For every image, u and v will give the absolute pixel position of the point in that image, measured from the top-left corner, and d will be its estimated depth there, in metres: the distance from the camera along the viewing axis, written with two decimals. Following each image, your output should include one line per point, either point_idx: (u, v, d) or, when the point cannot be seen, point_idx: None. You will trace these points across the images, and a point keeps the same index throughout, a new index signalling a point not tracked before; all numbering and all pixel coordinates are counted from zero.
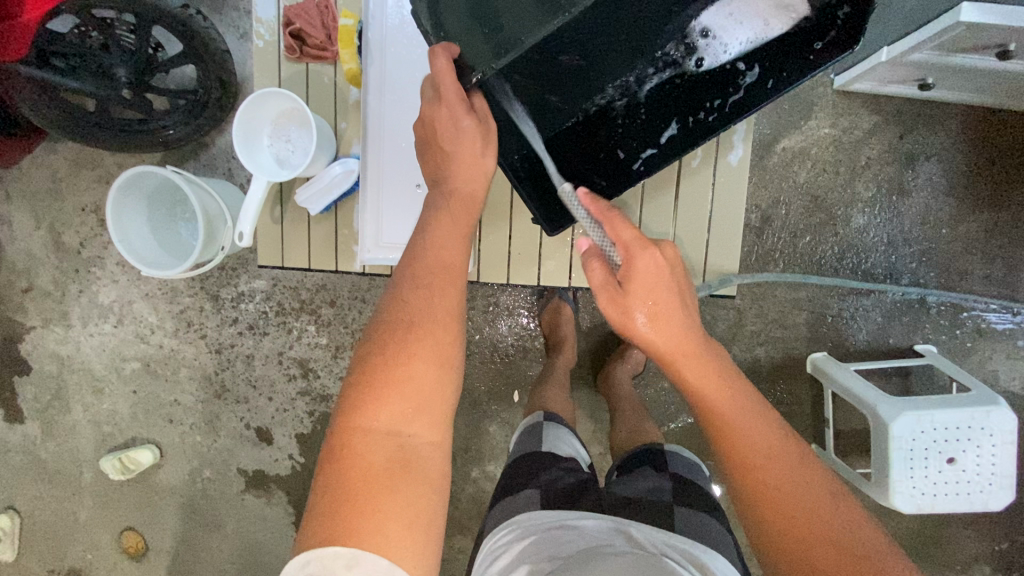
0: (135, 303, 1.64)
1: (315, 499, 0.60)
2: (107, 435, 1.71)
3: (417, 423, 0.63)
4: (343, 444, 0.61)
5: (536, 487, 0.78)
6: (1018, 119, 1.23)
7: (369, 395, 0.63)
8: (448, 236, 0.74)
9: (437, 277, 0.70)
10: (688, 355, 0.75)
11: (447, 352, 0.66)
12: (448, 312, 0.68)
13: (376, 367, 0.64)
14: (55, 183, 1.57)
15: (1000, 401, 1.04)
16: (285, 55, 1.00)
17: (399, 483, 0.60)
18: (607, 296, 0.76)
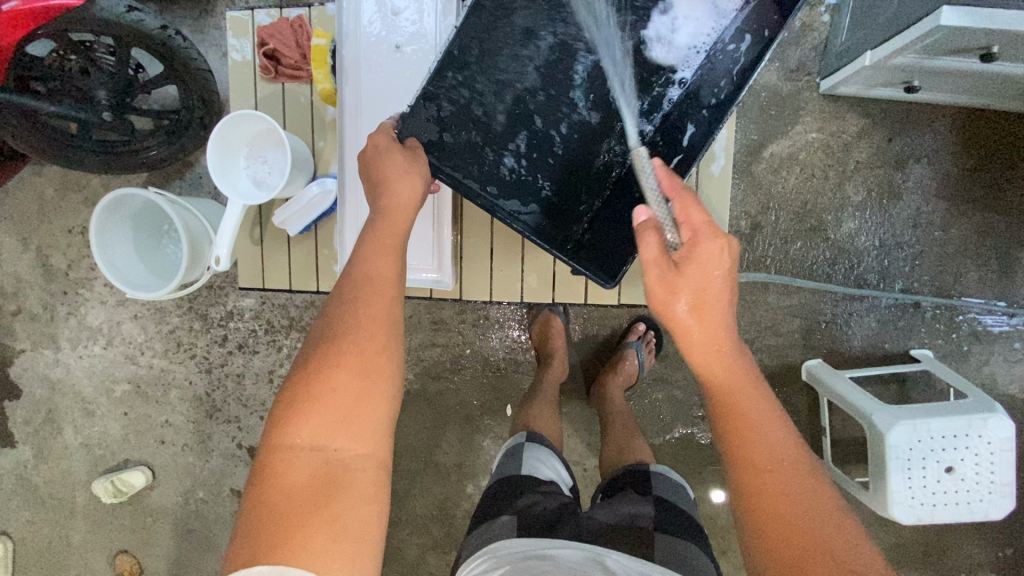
0: (124, 324, 1.63)
1: (245, 517, 0.61)
2: (99, 458, 1.70)
3: (343, 437, 0.63)
4: (269, 464, 0.63)
5: (515, 513, 0.76)
6: (1008, 118, 1.21)
7: (292, 413, 0.64)
8: (379, 244, 0.72)
9: (365, 287, 0.69)
10: (718, 353, 0.69)
11: (376, 364, 0.66)
12: (376, 323, 0.68)
13: (301, 384, 0.65)
14: (41, 206, 1.57)
15: (998, 408, 1.02)
16: (261, 75, 0.99)
17: (328, 498, 0.61)
18: (658, 273, 0.68)
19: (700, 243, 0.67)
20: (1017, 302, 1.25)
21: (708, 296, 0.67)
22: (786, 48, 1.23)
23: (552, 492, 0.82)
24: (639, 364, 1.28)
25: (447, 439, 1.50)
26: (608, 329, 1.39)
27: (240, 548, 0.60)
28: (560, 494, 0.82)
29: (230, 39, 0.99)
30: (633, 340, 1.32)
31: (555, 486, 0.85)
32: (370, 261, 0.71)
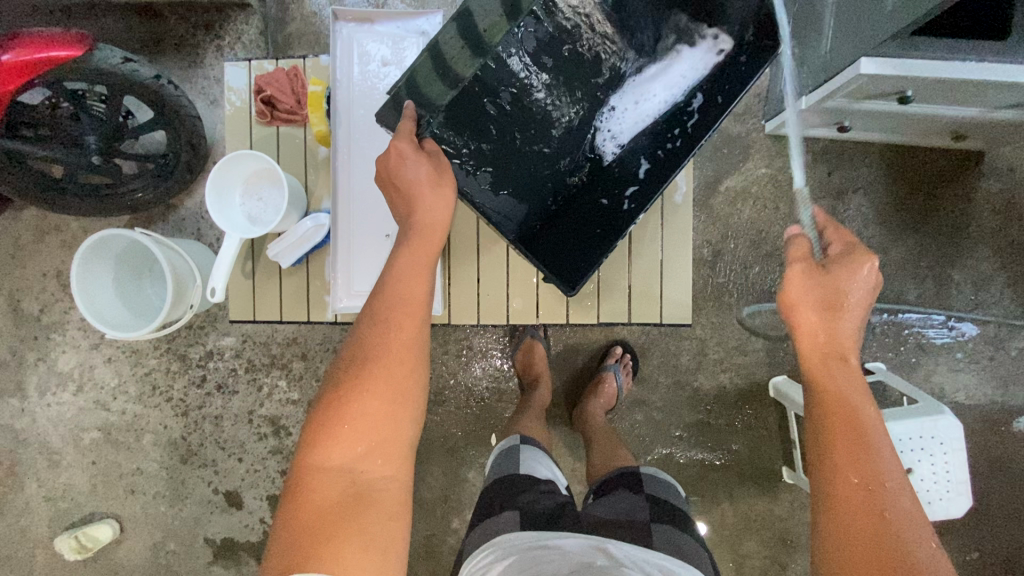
0: (96, 368, 1.60)
1: (279, 532, 0.65)
2: (63, 512, 1.61)
3: (371, 456, 0.68)
4: (302, 482, 0.67)
5: (516, 509, 0.79)
6: (928, 154, 1.37)
7: (324, 432, 0.68)
8: (404, 270, 0.76)
9: (398, 310, 0.73)
10: (838, 362, 0.72)
11: (408, 384, 0.71)
12: (406, 345, 0.72)
13: (333, 405, 0.69)
14: (16, 250, 1.55)
15: (944, 409, 1.12)
16: (256, 119, 1.06)
17: (356, 515, 0.65)
18: (801, 267, 0.73)
19: (851, 251, 0.74)
20: (954, 316, 1.38)
21: (842, 297, 0.72)
22: None
23: (551, 491, 0.85)
24: (617, 386, 1.34)
25: (432, 472, 1.50)
26: (587, 354, 1.45)
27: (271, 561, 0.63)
28: (557, 492, 0.85)
29: (227, 87, 1.06)
30: (611, 363, 1.38)
31: (553, 484, 0.88)
32: (399, 286, 0.75)
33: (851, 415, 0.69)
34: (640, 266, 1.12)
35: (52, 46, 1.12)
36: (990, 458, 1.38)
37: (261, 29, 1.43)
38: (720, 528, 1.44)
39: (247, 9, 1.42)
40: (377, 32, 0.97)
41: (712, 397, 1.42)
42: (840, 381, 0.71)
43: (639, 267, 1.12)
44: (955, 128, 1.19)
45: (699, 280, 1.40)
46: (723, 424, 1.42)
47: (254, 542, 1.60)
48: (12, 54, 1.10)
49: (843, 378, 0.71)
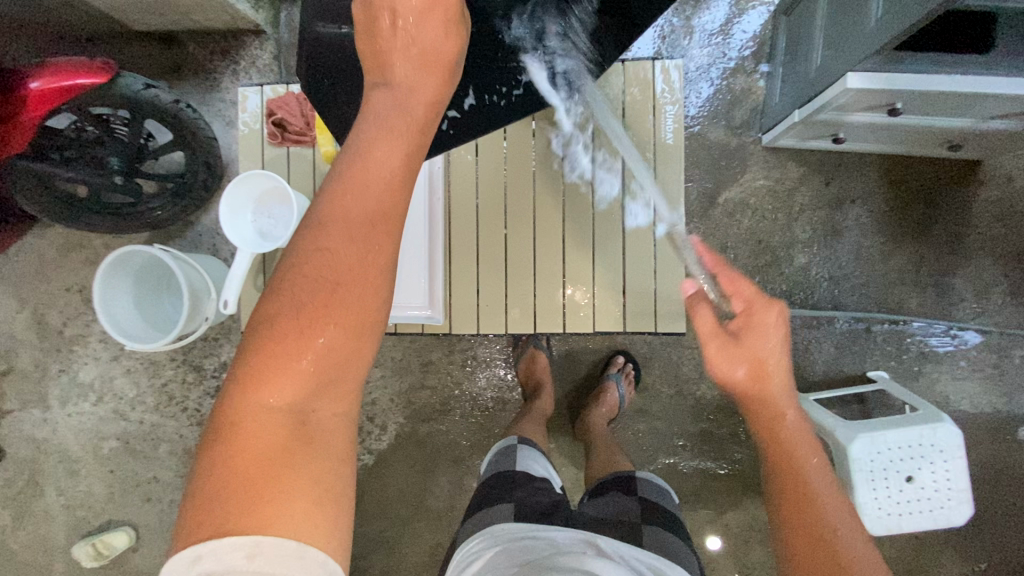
0: (116, 379, 1.66)
1: (204, 478, 0.54)
2: (82, 519, 1.66)
3: (325, 397, 0.58)
4: (235, 421, 0.56)
5: (512, 501, 0.84)
6: (924, 163, 1.39)
7: (268, 366, 0.57)
8: (374, 176, 0.60)
9: (364, 230, 0.59)
10: (779, 422, 0.71)
11: (369, 317, 0.59)
12: (371, 270, 0.59)
13: (282, 334, 0.57)
14: (42, 266, 1.63)
15: (944, 417, 1.12)
16: (268, 141, 1.11)
17: (303, 460, 0.56)
18: (717, 344, 0.72)
19: (757, 312, 0.72)
20: (957, 324, 1.38)
21: (766, 364, 0.71)
22: (729, 108, 1.41)
23: (547, 488, 0.90)
24: (620, 395, 1.36)
25: (437, 481, 1.52)
26: (589, 363, 1.48)
27: (191, 511, 0.54)
28: (552, 491, 0.90)
29: (241, 111, 1.12)
30: (613, 373, 1.40)
31: (549, 481, 0.93)
32: (359, 198, 0.60)
33: (798, 469, 0.70)
34: (633, 280, 1.15)
35: (76, 74, 1.18)
36: (997, 468, 1.37)
37: (273, 53, 1.50)
38: (724, 537, 1.44)
39: (261, 35, 1.49)
40: None
41: (713, 406, 1.43)
42: (786, 439, 0.71)
43: (632, 281, 1.15)
44: (949, 138, 1.21)
45: None
46: (725, 433, 1.43)
47: None
48: (40, 82, 1.15)
49: (788, 434, 0.71)
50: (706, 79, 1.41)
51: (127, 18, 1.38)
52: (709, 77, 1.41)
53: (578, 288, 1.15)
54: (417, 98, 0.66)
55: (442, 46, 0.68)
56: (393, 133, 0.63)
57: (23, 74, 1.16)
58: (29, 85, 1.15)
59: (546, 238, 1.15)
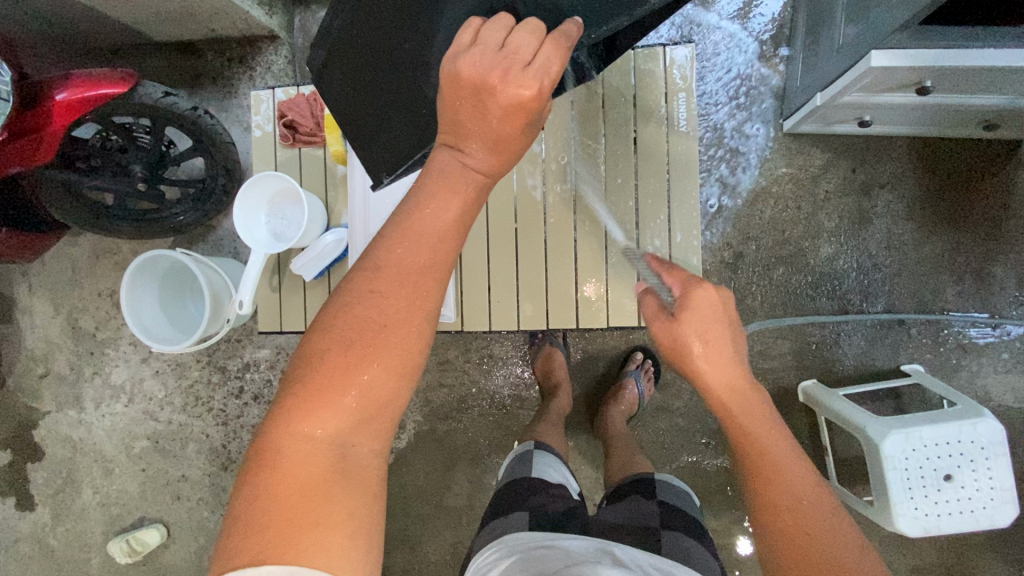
0: (146, 381, 1.71)
1: (241, 508, 0.53)
2: (116, 517, 1.72)
3: (364, 431, 0.58)
4: (274, 452, 0.55)
5: (526, 509, 0.86)
6: (960, 146, 1.32)
7: (314, 399, 0.56)
8: (428, 225, 0.60)
9: (415, 276, 0.59)
10: (735, 387, 0.73)
11: (412, 359, 0.59)
12: (418, 315, 0.59)
13: (328, 368, 0.56)
14: (75, 272, 1.69)
15: (984, 413, 1.06)
16: (280, 143, 1.12)
17: (341, 495, 0.55)
18: (661, 325, 0.76)
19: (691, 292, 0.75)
20: (997, 314, 1.30)
21: (710, 336, 0.73)
22: (749, 95, 1.37)
23: (562, 494, 0.91)
24: (639, 392, 1.34)
25: (457, 480, 1.52)
26: (608, 360, 1.45)
27: (226, 542, 0.52)
28: (569, 497, 0.91)
29: (254, 114, 1.14)
30: (632, 369, 1.38)
31: (564, 487, 0.95)
32: (411, 245, 0.60)
33: (749, 429, 0.72)
34: None
35: (101, 84, 1.21)
36: None
37: (288, 58, 1.52)
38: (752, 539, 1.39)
39: (276, 40, 1.51)
40: None
41: None
42: (736, 406, 0.73)
43: None
44: (986, 117, 1.14)
45: (720, 285, 1.37)
46: None
47: None
48: (65, 93, 1.18)
49: (739, 400, 0.73)
50: (724, 66, 1.37)
51: (147, 28, 1.42)
52: (727, 64, 1.37)
53: (591, 284, 1.13)
54: (474, 176, 0.64)
55: (519, 139, 0.63)
56: (454, 189, 0.62)
57: (50, 84, 1.18)
58: (55, 95, 1.18)
59: (558, 234, 1.13)
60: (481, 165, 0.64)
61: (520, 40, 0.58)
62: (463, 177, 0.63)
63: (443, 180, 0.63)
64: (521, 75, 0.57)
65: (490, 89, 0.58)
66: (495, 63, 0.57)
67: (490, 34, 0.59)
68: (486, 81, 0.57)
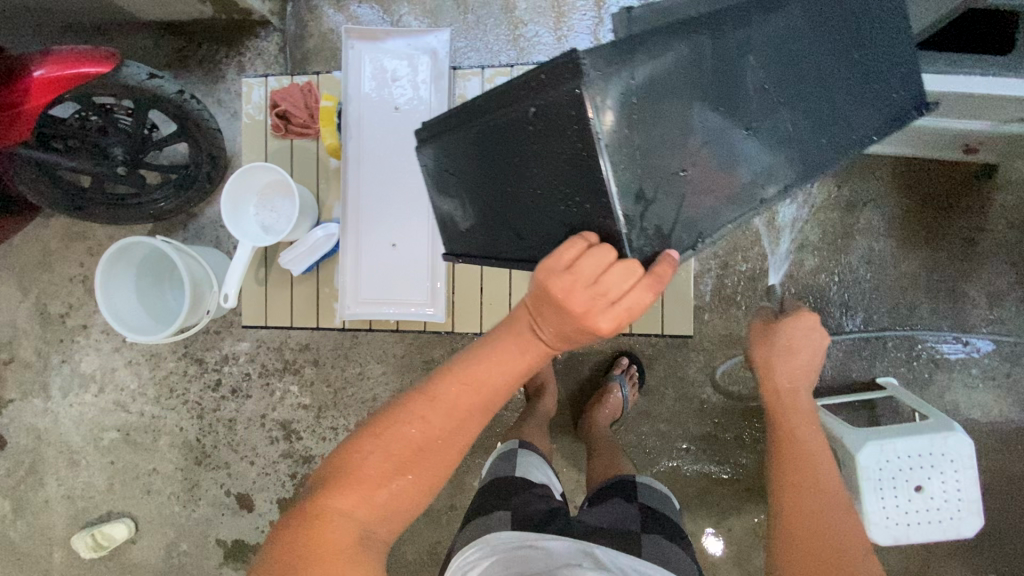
0: (117, 370, 1.65)
1: (278, 548, 0.60)
2: (81, 511, 1.66)
3: (384, 521, 0.64)
4: (314, 515, 0.61)
5: (509, 509, 0.86)
6: (939, 167, 1.36)
7: (351, 484, 0.63)
8: (483, 377, 0.66)
9: (464, 414, 0.65)
10: (792, 397, 0.87)
11: (439, 478, 0.66)
12: (456, 443, 0.66)
13: (372, 464, 0.63)
14: (45, 255, 1.62)
15: (955, 426, 1.09)
16: (272, 133, 1.09)
17: (353, 575, 0.59)
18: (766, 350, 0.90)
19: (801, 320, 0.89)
20: (969, 331, 1.35)
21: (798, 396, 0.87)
22: None
23: (545, 495, 0.91)
24: (624, 397, 1.35)
25: None
26: (593, 364, 1.45)
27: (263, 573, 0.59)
28: (551, 497, 0.91)
29: (245, 102, 1.10)
30: (617, 374, 1.39)
31: (548, 488, 0.95)
32: (468, 387, 0.65)
33: (794, 427, 0.85)
34: None
35: (81, 63, 1.15)
36: (1007, 478, 1.35)
37: (280, 45, 1.48)
38: (727, 545, 1.42)
39: (268, 26, 1.48)
40: (384, 55, 1.01)
41: (718, 410, 1.41)
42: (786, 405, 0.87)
43: None
44: (966, 141, 1.18)
45: (707, 294, 1.40)
46: (730, 438, 1.41)
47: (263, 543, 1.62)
48: (44, 70, 1.14)
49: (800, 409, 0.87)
50: None
51: (135, 7, 1.37)
52: None
53: None
54: (537, 348, 0.68)
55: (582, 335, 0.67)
56: (510, 351, 0.67)
57: (29, 61, 1.14)
58: (33, 73, 1.13)
59: None
60: (549, 342, 0.67)
61: (625, 288, 0.63)
62: (511, 331, 0.68)
63: (495, 336, 0.68)
64: (602, 305, 0.63)
65: (573, 317, 0.63)
66: (597, 303, 0.63)
67: (617, 275, 0.63)
68: (592, 319, 0.63)
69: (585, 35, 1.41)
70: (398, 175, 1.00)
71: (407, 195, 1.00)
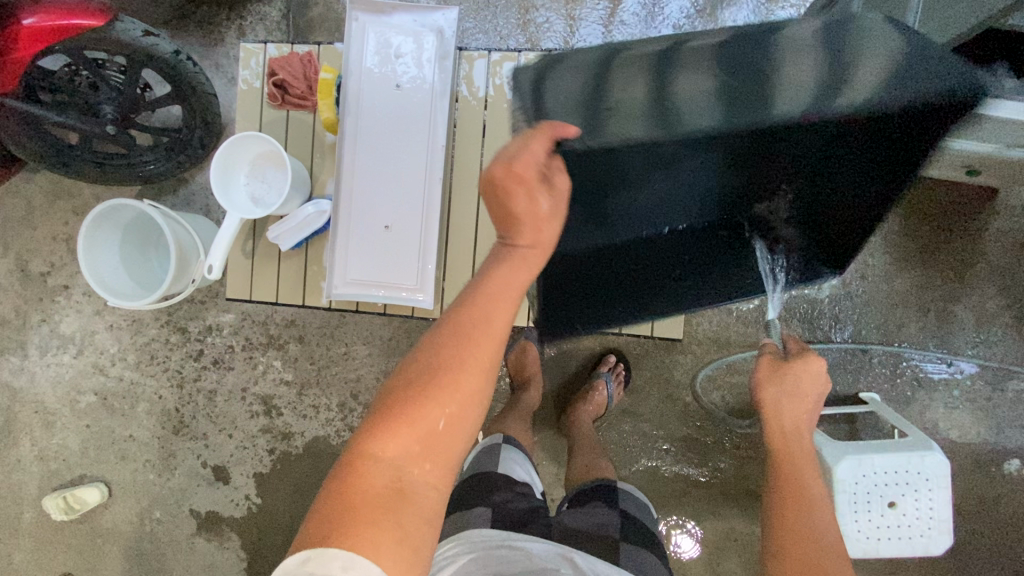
0: (97, 334, 1.62)
1: (322, 500, 0.58)
2: (53, 473, 1.65)
3: (421, 458, 0.61)
4: (350, 461, 0.60)
5: (489, 506, 0.85)
6: (940, 187, 1.35)
7: (383, 423, 0.61)
8: (488, 297, 0.68)
9: (476, 324, 0.66)
10: (794, 435, 0.88)
11: (467, 405, 0.64)
12: (473, 360, 0.64)
13: (400, 397, 0.62)
14: (28, 211, 1.58)
15: (933, 446, 1.10)
16: (268, 103, 1.06)
17: (390, 512, 0.58)
18: (767, 371, 0.93)
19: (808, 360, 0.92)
20: (954, 352, 1.36)
21: (799, 431, 0.88)
22: None
23: (526, 493, 0.90)
24: (608, 395, 1.35)
25: None
26: (580, 360, 1.45)
27: (308, 529, 0.57)
28: (532, 495, 0.91)
29: (241, 67, 1.07)
30: (603, 371, 1.38)
31: (529, 486, 0.94)
32: (474, 307, 0.67)
33: (797, 465, 0.85)
34: None
35: (74, 14, 1.12)
36: (978, 499, 1.36)
37: (283, 11, 1.44)
38: (700, 547, 1.43)
39: None
40: (388, 30, 0.98)
41: (701, 413, 1.42)
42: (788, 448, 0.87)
43: None
44: (969, 162, 1.18)
45: None
46: (711, 442, 1.42)
47: (237, 516, 1.62)
48: (34, 19, 1.10)
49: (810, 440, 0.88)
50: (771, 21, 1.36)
51: None
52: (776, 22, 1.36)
53: None
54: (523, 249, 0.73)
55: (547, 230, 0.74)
56: (517, 262, 0.72)
57: (18, 8, 1.10)
58: (22, 21, 1.09)
59: None
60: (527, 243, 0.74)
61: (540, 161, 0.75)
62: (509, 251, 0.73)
63: (495, 266, 0.71)
64: (522, 159, 0.74)
65: (505, 198, 0.73)
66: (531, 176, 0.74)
67: (534, 150, 0.76)
68: (531, 176, 0.74)
69: (597, 25, 1.38)
70: (396, 148, 0.98)
71: (402, 168, 0.98)
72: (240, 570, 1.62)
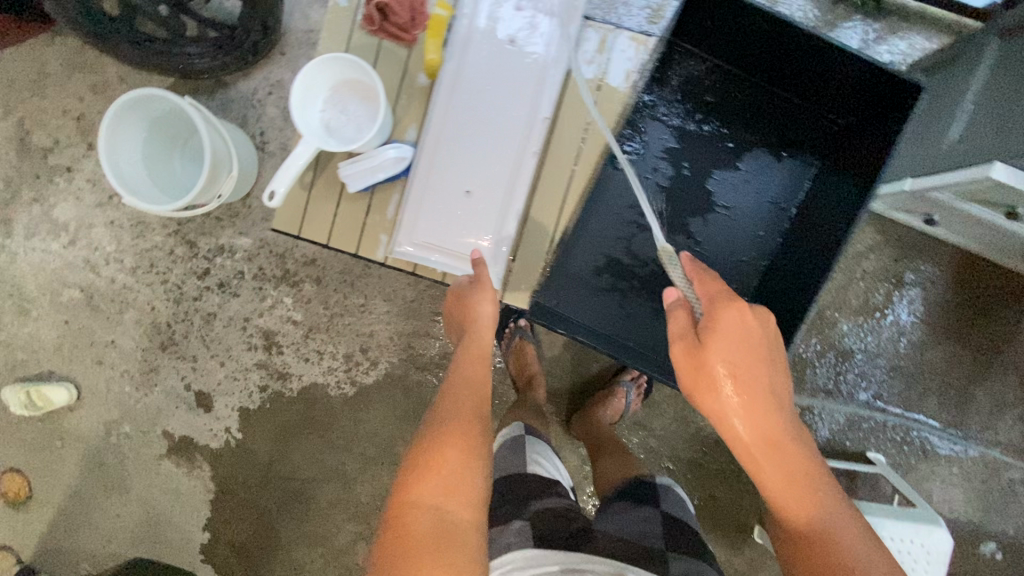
0: (95, 227, 1.49)
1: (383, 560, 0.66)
2: (20, 363, 1.53)
3: (453, 498, 0.69)
4: (399, 519, 0.68)
5: (528, 516, 0.83)
6: (993, 270, 1.35)
7: (415, 476, 0.71)
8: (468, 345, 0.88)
9: (462, 375, 0.83)
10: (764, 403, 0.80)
11: (471, 447, 0.74)
12: (465, 412, 0.77)
13: (420, 454, 0.73)
14: (42, 78, 1.43)
15: (941, 523, 1.12)
16: (360, 25, 0.95)
17: (447, 548, 0.64)
18: (684, 344, 0.84)
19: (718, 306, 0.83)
20: (964, 431, 1.38)
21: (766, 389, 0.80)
22: None
23: (563, 496, 0.89)
24: (626, 403, 1.32)
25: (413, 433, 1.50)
26: (604, 364, 1.41)
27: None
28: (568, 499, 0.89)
29: None
30: (626, 380, 1.35)
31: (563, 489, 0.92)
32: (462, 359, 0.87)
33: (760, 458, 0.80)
34: None
35: None
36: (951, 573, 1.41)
37: None
38: None
39: None
40: None
41: (711, 441, 1.41)
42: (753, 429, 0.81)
43: None
44: None
45: None
46: (713, 470, 1.42)
47: (213, 447, 1.54)
48: None
49: (765, 423, 0.79)
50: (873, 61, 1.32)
51: None
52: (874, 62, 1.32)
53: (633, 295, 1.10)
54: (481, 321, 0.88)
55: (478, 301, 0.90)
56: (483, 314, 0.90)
57: None
58: None
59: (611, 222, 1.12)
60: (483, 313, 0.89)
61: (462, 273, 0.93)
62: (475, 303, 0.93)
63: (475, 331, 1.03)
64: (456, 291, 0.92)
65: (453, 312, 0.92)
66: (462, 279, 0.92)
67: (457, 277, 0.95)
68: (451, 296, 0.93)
69: None
70: (489, 95, 0.90)
71: (503, 124, 0.90)
72: (205, 501, 1.56)
